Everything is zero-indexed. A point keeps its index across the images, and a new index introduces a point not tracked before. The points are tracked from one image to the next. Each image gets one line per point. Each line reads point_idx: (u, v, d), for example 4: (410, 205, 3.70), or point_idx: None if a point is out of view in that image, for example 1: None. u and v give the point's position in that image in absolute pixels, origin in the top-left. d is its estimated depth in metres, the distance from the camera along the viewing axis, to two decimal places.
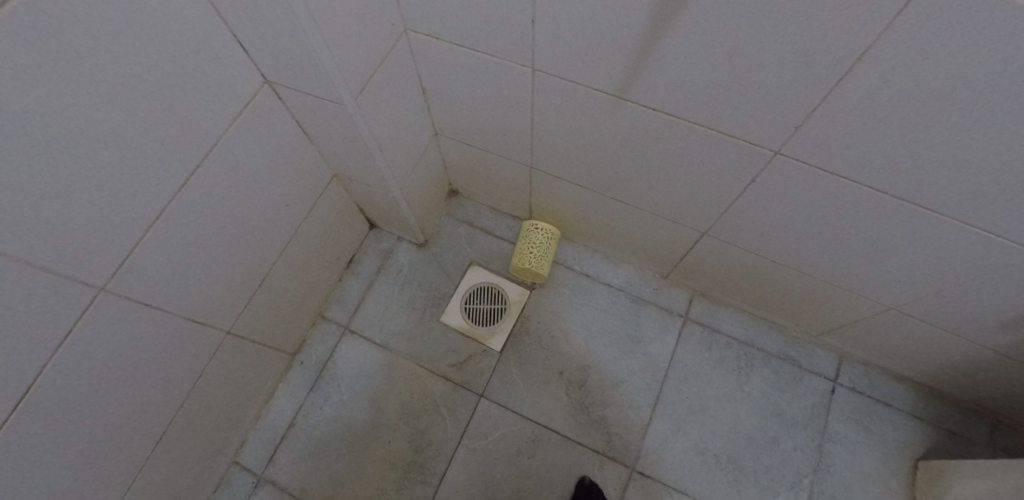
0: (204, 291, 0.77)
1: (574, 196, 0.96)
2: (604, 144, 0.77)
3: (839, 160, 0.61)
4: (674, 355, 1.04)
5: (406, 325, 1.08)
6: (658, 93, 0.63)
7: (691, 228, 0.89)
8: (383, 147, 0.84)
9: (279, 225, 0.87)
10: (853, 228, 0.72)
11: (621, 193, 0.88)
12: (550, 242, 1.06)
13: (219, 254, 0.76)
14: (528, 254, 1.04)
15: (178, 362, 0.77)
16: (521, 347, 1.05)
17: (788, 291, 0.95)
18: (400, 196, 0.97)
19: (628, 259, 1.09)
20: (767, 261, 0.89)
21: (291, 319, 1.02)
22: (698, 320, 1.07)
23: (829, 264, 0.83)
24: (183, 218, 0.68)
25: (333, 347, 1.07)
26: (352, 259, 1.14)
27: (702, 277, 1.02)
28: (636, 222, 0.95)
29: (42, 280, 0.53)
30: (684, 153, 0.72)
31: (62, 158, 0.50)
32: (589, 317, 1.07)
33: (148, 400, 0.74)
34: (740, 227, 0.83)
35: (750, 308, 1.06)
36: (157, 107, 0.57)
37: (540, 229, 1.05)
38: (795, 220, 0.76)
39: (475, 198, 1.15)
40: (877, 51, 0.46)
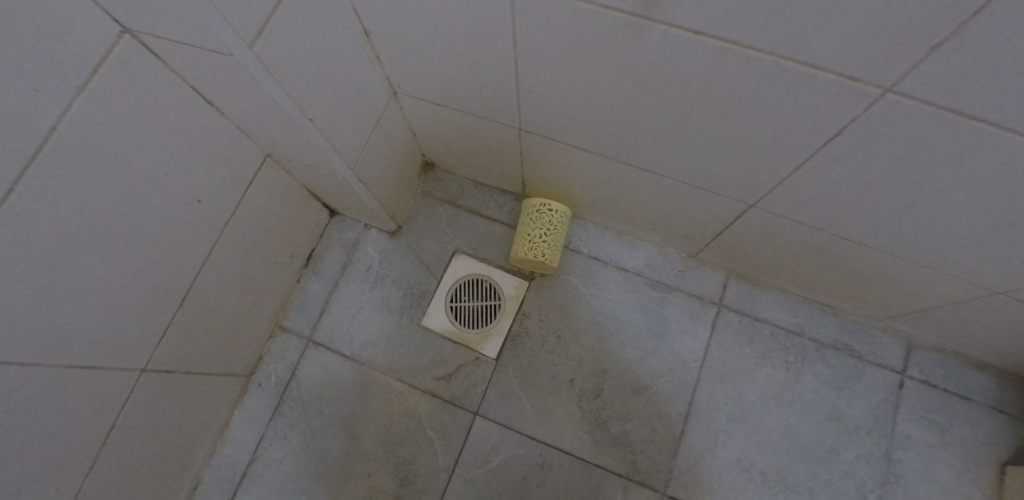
0: (87, 329, 0.57)
1: (578, 163, 0.74)
2: (619, 89, 0.55)
3: (1018, 104, 0.37)
4: (709, 352, 0.85)
5: (380, 332, 0.89)
6: (710, 7, 0.39)
7: (733, 199, 0.68)
8: (314, 115, 0.61)
9: (188, 227, 0.66)
10: (978, 200, 0.50)
11: (642, 155, 0.66)
12: (561, 225, 0.84)
13: (99, 279, 0.56)
14: (536, 242, 0.83)
15: (68, 422, 0.59)
16: (521, 352, 0.85)
17: (855, 272, 0.75)
18: (353, 176, 0.75)
19: (648, 236, 0.87)
20: (835, 238, 0.68)
21: (238, 336, 0.83)
22: (736, 307, 0.87)
23: (923, 243, 0.62)
24: (21, 242, 0.46)
25: (296, 363, 0.90)
26: (311, 254, 0.93)
27: (743, 256, 0.81)
28: (660, 193, 0.73)
29: None
30: (738, 98, 0.49)
31: None
32: (603, 311, 0.87)
33: (32, 478, 0.56)
34: (803, 198, 0.61)
35: (801, 290, 0.86)
36: None
37: (549, 210, 0.83)
38: (889, 190, 0.54)
39: (456, 171, 0.93)
40: None
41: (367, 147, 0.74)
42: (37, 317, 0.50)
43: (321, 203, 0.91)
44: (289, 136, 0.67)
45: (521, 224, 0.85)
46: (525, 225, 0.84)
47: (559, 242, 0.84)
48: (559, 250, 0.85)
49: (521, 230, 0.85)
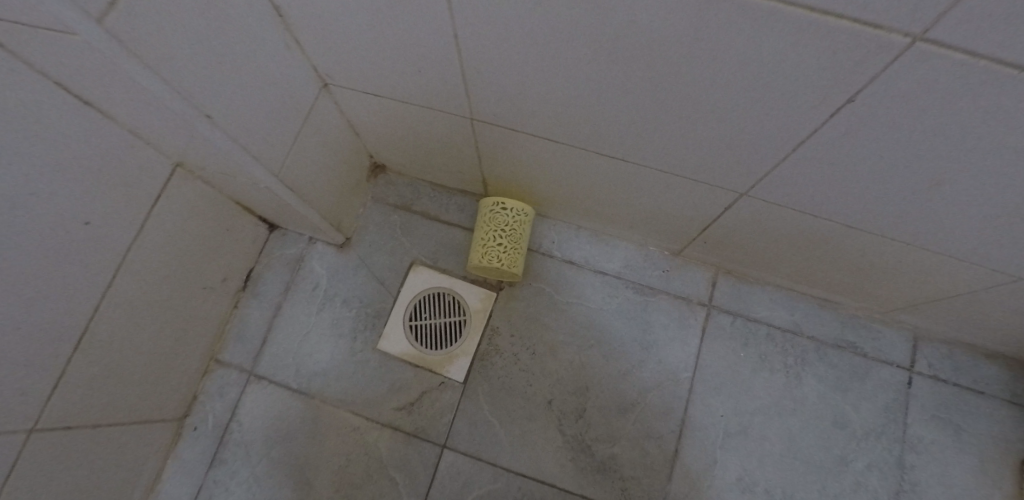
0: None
1: (542, 156, 0.64)
2: (584, 62, 0.45)
3: None
4: (701, 359, 0.76)
5: (331, 360, 0.78)
6: None
7: (721, 189, 0.59)
8: (213, 112, 0.50)
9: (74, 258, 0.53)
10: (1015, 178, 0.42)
11: (615, 142, 0.56)
12: (521, 225, 0.74)
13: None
14: (493, 246, 0.73)
15: None
16: (491, 373, 0.76)
17: (859, 264, 0.67)
18: (279, 183, 0.64)
19: (627, 234, 0.78)
20: (837, 227, 0.59)
21: (160, 377, 0.71)
22: (728, 308, 0.78)
23: (940, 229, 0.54)
24: None
25: (236, 401, 0.78)
26: (248, 275, 0.82)
27: (733, 251, 0.73)
28: (636, 184, 0.63)
29: None
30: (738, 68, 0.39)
31: None
32: (581, 321, 0.77)
33: None
34: (803, 183, 0.53)
35: (797, 284, 0.77)
36: None
37: (505, 209, 0.73)
38: (905, 169, 0.46)
39: (410, 173, 0.83)
40: None
41: (293, 148, 0.63)
42: None
43: (257, 216, 0.80)
44: (191, 138, 0.55)
45: (477, 227, 0.76)
46: (481, 227, 0.75)
47: (521, 244, 0.74)
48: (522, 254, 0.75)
49: (477, 233, 0.75)
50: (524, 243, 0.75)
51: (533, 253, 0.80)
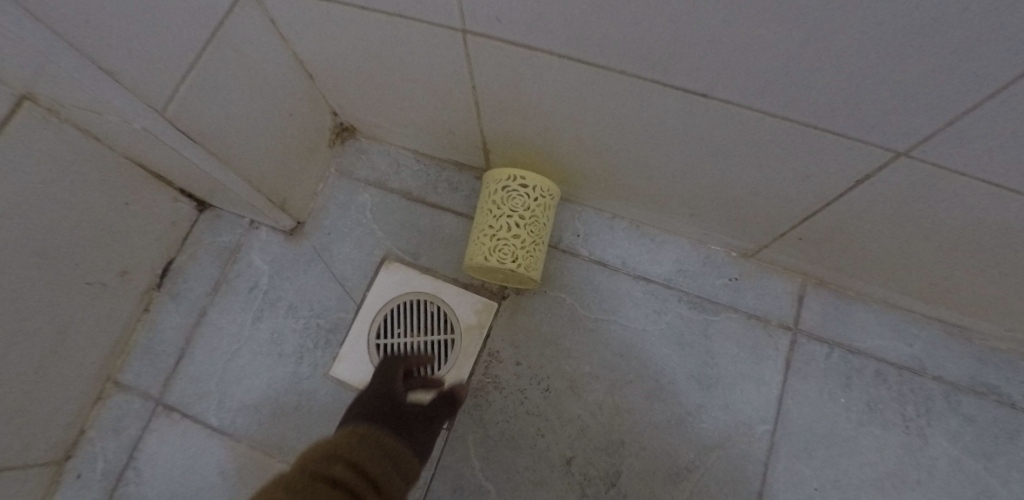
0: None
1: (573, 104, 0.42)
2: None
3: None
4: (784, 407, 0.54)
5: (266, 390, 0.56)
6: None
7: (866, 154, 0.36)
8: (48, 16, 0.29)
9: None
10: None
11: (698, 71, 0.34)
12: (541, 209, 0.53)
13: None
14: (502, 238, 0.51)
15: None
16: (488, 416, 0.54)
17: None
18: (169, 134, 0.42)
19: (682, 227, 0.56)
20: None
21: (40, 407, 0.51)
22: (821, 333, 0.56)
23: None
24: None
25: (134, 442, 0.57)
26: (166, 268, 0.61)
27: (842, 253, 0.50)
28: (716, 147, 0.41)
29: None
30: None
31: None
32: (615, 346, 0.55)
33: None
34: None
35: (923, 305, 0.54)
36: None
37: (523, 188, 0.52)
38: None
39: (386, 137, 0.61)
40: None
41: (194, 77, 0.40)
42: None
43: (176, 188, 0.59)
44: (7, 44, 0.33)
45: (479, 211, 0.54)
46: (484, 212, 0.53)
47: (541, 237, 0.53)
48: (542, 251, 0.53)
49: (479, 220, 0.54)
50: (545, 235, 0.53)
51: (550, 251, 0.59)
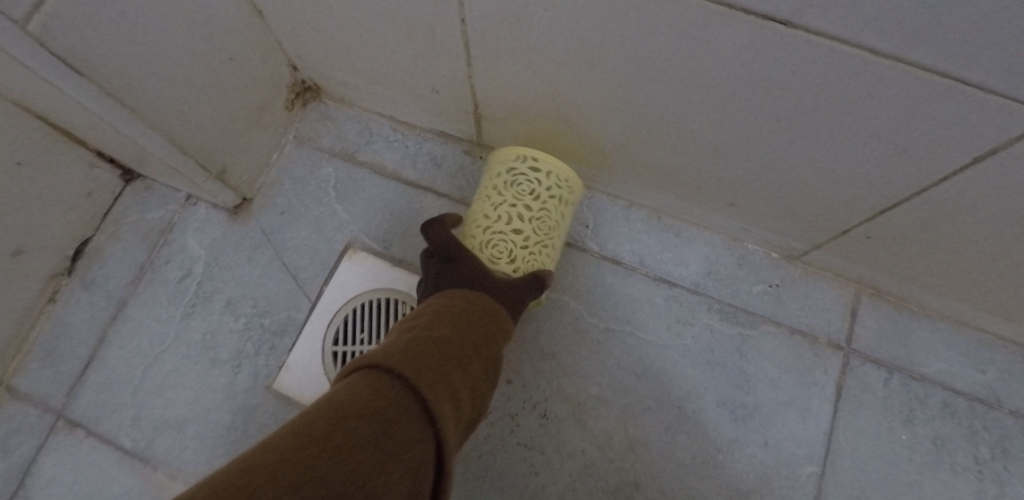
0: None
1: (592, 48, 0.32)
2: None
3: None
4: (833, 445, 0.43)
5: (194, 405, 0.45)
6: None
7: (1009, 123, 0.25)
8: None
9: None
10: None
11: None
12: (552, 205, 0.42)
13: None
14: (495, 235, 0.41)
15: None
16: (469, 446, 0.43)
17: None
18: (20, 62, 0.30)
19: (713, 219, 0.46)
20: None
21: None
22: (879, 356, 0.46)
23: None
24: None
25: (24, 467, 0.45)
26: (80, 251, 0.50)
27: (919, 257, 0.40)
28: (783, 111, 0.31)
29: None
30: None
31: None
32: (629, 363, 0.45)
33: None
34: None
35: (1005, 325, 0.44)
36: None
37: (535, 174, 0.41)
38: None
39: (355, 98, 0.50)
40: None
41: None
42: None
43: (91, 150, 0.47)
44: None
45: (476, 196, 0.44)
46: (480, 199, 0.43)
47: (546, 242, 0.42)
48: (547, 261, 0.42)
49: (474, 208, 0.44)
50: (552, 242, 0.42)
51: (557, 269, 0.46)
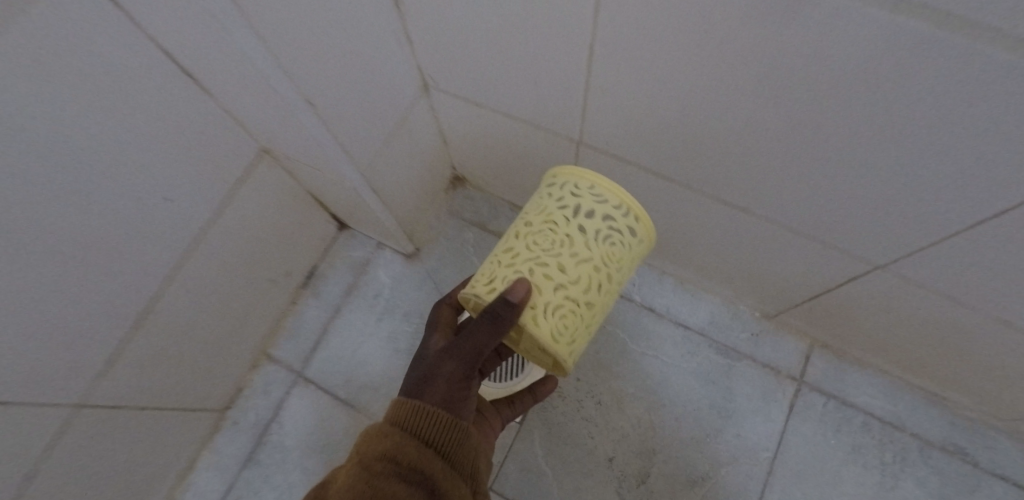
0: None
1: (648, 195, 0.59)
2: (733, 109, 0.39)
3: None
4: (784, 441, 0.68)
5: (383, 375, 0.74)
6: None
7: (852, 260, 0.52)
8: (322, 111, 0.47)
9: (121, 238, 0.46)
10: None
11: (742, 192, 0.50)
12: (561, 215, 0.43)
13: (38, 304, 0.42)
14: (503, 246, 0.45)
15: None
16: (550, 417, 0.70)
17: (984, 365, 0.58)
18: (364, 183, 0.61)
19: (717, 288, 0.71)
20: (978, 321, 0.50)
21: (218, 370, 0.70)
22: (822, 386, 0.70)
23: None
24: None
25: (279, 402, 0.75)
26: (312, 273, 0.79)
27: (841, 325, 0.65)
28: (748, 240, 0.57)
29: None
30: (971, 136, 0.30)
31: None
32: (653, 375, 0.71)
33: None
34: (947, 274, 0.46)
35: (907, 374, 0.68)
36: None
37: (549, 193, 0.45)
38: None
39: (489, 189, 0.78)
40: None
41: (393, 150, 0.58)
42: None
43: (330, 213, 0.77)
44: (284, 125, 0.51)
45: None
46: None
47: (545, 254, 0.42)
48: (542, 276, 0.42)
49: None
50: (555, 256, 0.42)
51: (582, 311, 0.43)
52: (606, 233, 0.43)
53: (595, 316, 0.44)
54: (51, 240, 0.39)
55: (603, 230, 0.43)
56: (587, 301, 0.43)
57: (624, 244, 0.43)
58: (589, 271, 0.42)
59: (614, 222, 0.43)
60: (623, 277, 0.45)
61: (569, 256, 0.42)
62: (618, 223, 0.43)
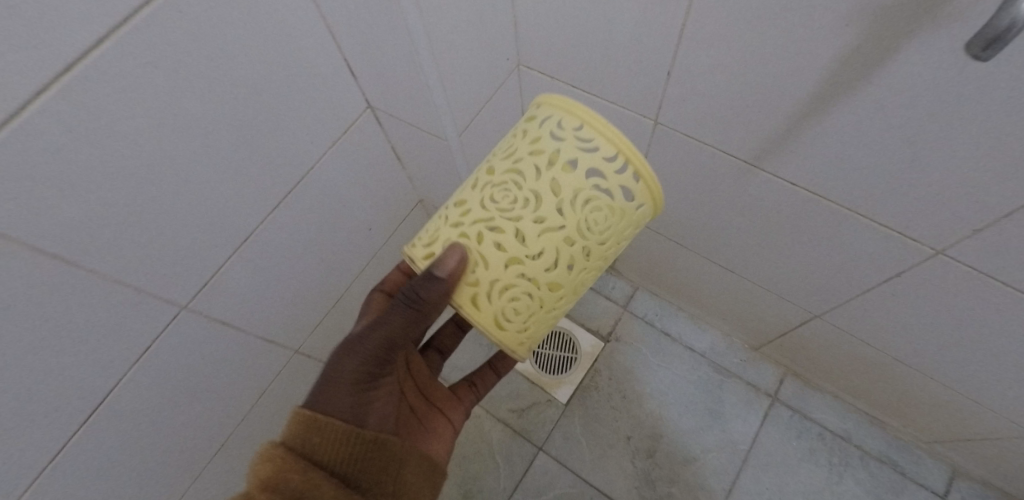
0: (284, 298, 0.78)
1: (667, 251, 0.91)
2: (709, 205, 0.74)
3: None
4: (758, 439, 0.93)
5: None
6: (796, 167, 0.58)
7: (796, 307, 0.81)
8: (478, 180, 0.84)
9: (356, 233, 0.86)
10: (988, 342, 0.61)
11: (721, 254, 0.83)
12: (539, 164, 0.46)
13: (309, 264, 0.79)
14: (479, 187, 0.49)
15: (252, 367, 0.80)
16: (588, 403, 0.99)
17: (894, 392, 0.83)
18: None
19: (716, 323, 1.00)
20: (878, 354, 0.77)
21: None
22: (789, 403, 0.95)
23: (942, 372, 0.72)
24: (278, 233, 0.70)
25: None
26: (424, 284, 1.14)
27: (803, 358, 0.91)
28: (733, 286, 0.88)
29: (130, 299, 0.55)
30: (817, 229, 0.64)
31: (193, 164, 0.54)
32: (664, 381, 0.99)
33: (225, 392, 0.77)
34: (851, 319, 0.74)
35: (855, 401, 0.92)
36: (261, 120, 0.59)
37: (528, 134, 0.48)
38: (918, 323, 0.66)
39: None
40: (931, 151, 0.46)
41: None
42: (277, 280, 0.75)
43: None
44: (448, 184, 0.89)
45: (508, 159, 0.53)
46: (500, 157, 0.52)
47: (516, 212, 0.46)
48: (507, 236, 0.46)
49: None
50: (524, 216, 0.45)
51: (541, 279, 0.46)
52: (589, 196, 0.44)
53: (562, 289, 0.48)
54: (325, 232, 0.79)
55: (586, 192, 0.44)
56: (547, 274, 0.46)
57: (611, 209, 0.45)
58: (558, 241, 0.45)
59: (602, 181, 0.44)
60: (608, 247, 0.47)
61: (538, 218, 0.45)
62: (606, 182, 0.44)
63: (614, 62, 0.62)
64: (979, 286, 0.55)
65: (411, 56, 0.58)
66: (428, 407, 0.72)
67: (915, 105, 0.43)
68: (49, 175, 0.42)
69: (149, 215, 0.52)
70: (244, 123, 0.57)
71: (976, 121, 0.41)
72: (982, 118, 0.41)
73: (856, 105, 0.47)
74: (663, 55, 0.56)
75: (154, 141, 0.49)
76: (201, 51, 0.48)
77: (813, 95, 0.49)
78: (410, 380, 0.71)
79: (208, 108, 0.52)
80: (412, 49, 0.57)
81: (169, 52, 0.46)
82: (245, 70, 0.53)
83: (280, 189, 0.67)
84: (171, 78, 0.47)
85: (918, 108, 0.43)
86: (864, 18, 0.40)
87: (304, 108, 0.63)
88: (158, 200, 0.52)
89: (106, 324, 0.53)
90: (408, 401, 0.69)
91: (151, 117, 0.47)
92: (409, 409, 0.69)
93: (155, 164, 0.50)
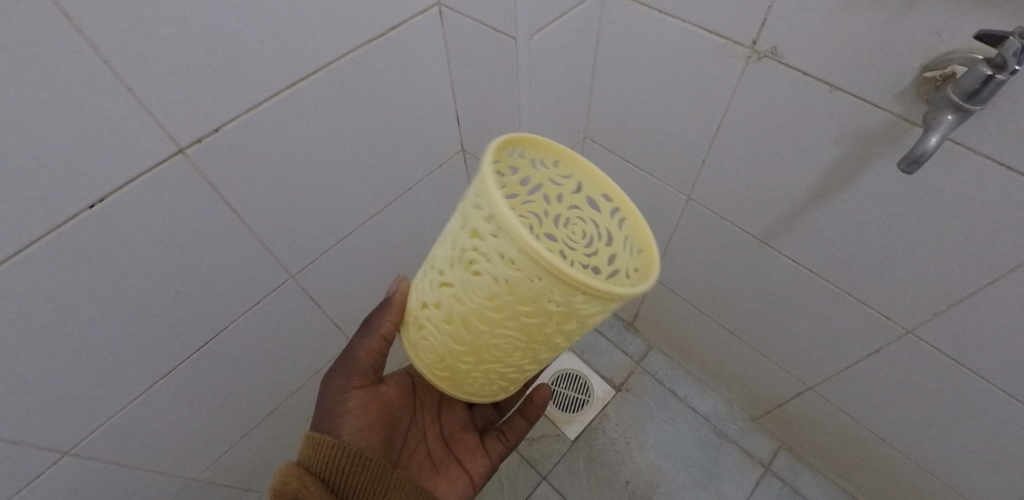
0: (357, 289, 0.94)
1: (684, 314, 1.04)
2: (724, 274, 0.89)
3: (997, 365, 0.61)
4: None
5: None
6: (794, 247, 0.73)
7: (793, 379, 0.92)
8: None
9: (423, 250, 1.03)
10: (955, 421, 0.71)
11: (730, 321, 0.95)
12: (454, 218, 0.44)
13: (383, 266, 0.96)
14: None
15: (314, 344, 0.94)
16: (594, 443, 1.07)
17: (878, 473, 0.90)
18: None
19: (720, 390, 1.10)
20: (863, 432, 0.86)
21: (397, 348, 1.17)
22: (781, 475, 1.02)
23: (920, 453, 0.80)
24: (371, 233, 0.87)
25: None
26: None
27: (797, 432, 0.99)
28: (738, 353, 0.99)
29: (261, 255, 0.71)
30: (810, 304, 0.78)
31: (340, 165, 0.72)
32: (666, 435, 1.07)
33: (290, 359, 0.91)
34: (840, 392, 0.84)
35: (843, 481, 0.99)
36: (391, 144, 0.78)
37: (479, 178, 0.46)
38: (895, 401, 0.77)
39: None
40: (898, 244, 0.61)
41: None
42: (358, 274, 0.91)
43: None
44: None
45: (526, 200, 0.54)
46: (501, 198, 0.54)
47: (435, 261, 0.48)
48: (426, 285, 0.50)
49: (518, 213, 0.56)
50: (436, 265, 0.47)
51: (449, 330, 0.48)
52: (471, 258, 0.41)
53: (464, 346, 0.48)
54: (403, 243, 0.96)
55: (468, 251, 0.41)
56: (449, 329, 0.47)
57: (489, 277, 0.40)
58: (448, 297, 0.45)
59: (481, 243, 0.39)
60: (498, 322, 0.43)
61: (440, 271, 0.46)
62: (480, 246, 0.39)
63: (662, 147, 0.80)
64: (944, 366, 0.67)
65: (511, 121, 0.77)
66: (446, 454, 0.73)
67: (881, 207, 0.59)
68: (260, 147, 0.61)
69: (299, 197, 0.70)
70: (381, 144, 0.76)
71: (929, 222, 0.56)
72: (935, 221, 0.56)
73: (841, 204, 0.63)
74: (701, 147, 0.74)
75: (325, 142, 0.68)
76: (375, 91, 0.69)
77: (811, 192, 0.65)
78: (434, 428, 0.73)
79: (363, 129, 0.71)
80: (514, 117, 0.76)
81: (356, 84, 0.65)
82: (394, 107, 0.73)
83: (384, 198, 0.84)
84: (352, 101, 0.67)
85: (884, 209, 0.59)
86: (848, 137, 0.57)
87: (421, 141, 0.83)
88: (309, 187, 0.71)
89: (241, 271, 0.70)
90: (426, 443, 0.72)
91: (329, 125, 0.66)
92: (424, 451, 0.71)
93: (318, 158, 0.69)
